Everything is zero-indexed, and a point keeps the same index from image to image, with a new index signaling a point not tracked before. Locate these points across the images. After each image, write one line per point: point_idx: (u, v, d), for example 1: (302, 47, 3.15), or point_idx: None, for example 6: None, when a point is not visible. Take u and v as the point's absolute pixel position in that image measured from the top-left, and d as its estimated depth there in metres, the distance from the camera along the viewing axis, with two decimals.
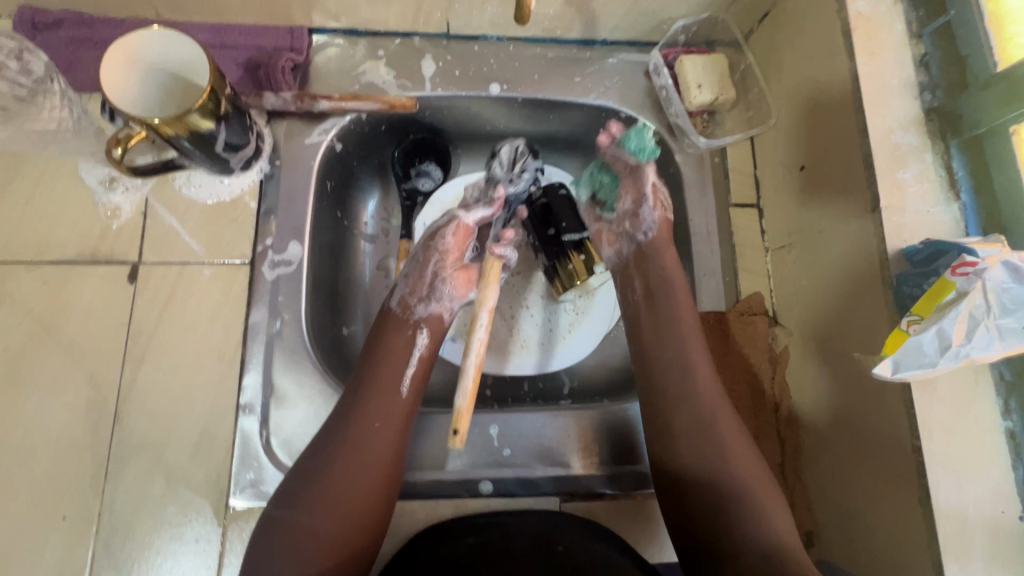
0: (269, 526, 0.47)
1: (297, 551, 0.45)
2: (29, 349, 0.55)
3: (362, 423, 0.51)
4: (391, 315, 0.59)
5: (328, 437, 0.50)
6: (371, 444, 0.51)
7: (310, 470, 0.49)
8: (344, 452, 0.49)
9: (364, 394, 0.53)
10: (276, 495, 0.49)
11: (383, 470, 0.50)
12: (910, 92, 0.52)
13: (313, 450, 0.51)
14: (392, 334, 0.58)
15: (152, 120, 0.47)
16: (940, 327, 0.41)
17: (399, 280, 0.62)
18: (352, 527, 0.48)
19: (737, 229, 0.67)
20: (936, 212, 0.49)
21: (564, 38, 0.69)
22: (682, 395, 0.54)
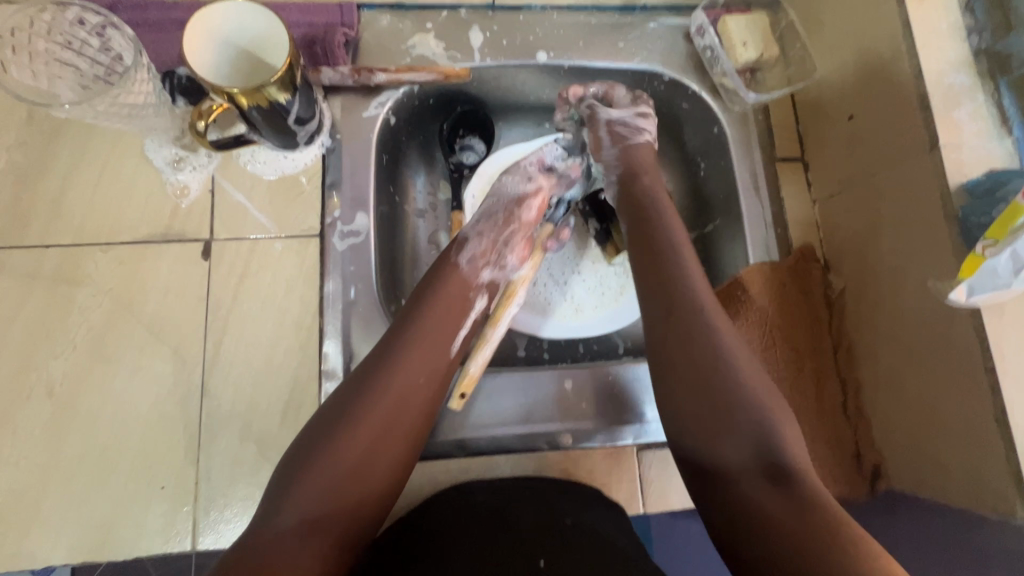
0: (294, 463, 0.45)
1: (324, 487, 0.44)
2: (112, 328, 0.56)
3: (408, 370, 0.50)
4: (460, 273, 0.58)
5: (370, 378, 0.49)
6: (411, 391, 0.50)
7: (344, 405, 0.48)
8: (383, 395, 0.48)
9: (412, 341, 0.52)
10: (305, 431, 0.48)
11: (416, 419, 0.50)
12: (959, 35, 0.54)
13: (348, 389, 0.49)
14: (451, 286, 0.57)
15: (233, 92, 0.49)
16: (1014, 249, 0.43)
17: (471, 235, 0.62)
18: (381, 469, 0.47)
19: (784, 182, 0.69)
20: (991, 147, 0.51)
21: (606, 5, 0.71)
22: (696, 314, 0.51)
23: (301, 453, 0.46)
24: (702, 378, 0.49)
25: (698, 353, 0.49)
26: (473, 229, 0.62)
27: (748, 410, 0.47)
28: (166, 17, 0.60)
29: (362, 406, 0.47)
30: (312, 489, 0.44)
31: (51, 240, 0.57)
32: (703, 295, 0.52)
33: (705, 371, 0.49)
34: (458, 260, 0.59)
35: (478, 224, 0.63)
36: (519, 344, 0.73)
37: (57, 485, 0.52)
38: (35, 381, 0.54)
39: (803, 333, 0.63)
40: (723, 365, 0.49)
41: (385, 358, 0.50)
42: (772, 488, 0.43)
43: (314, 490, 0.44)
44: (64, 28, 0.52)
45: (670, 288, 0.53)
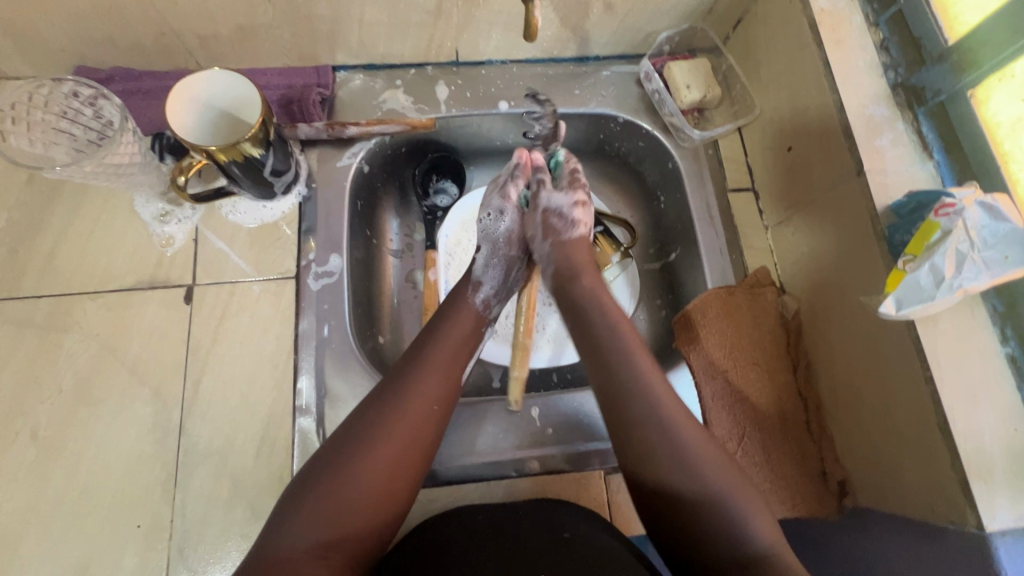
0: (301, 488, 0.46)
1: (337, 508, 0.44)
2: (97, 370, 0.59)
3: (424, 393, 0.51)
4: (472, 308, 0.61)
5: (385, 400, 0.50)
6: (427, 413, 0.50)
7: (361, 425, 0.48)
8: (398, 421, 0.49)
9: (427, 365, 0.53)
10: (318, 453, 0.48)
11: (429, 440, 0.50)
12: (875, 71, 0.59)
13: (360, 414, 0.50)
14: (462, 317, 0.59)
15: (209, 148, 0.53)
16: (932, 263, 0.47)
17: (483, 275, 0.64)
18: (394, 492, 0.47)
19: (737, 211, 0.73)
20: (914, 170, 0.55)
21: (561, 58, 0.77)
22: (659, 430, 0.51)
23: (315, 472, 0.46)
24: (649, 458, 0.50)
25: (662, 456, 0.50)
26: (485, 262, 0.65)
27: (693, 484, 0.49)
28: (159, 85, 0.66)
29: (375, 428, 0.48)
30: (324, 508, 0.44)
31: (43, 290, 0.61)
32: (638, 363, 0.55)
33: (653, 466, 0.50)
34: (473, 297, 0.62)
35: (489, 254, 0.66)
36: (494, 375, 0.74)
37: (36, 526, 0.54)
38: (21, 426, 0.56)
39: (760, 352, 0.64)
40: (676, 445, 0.50)
41: (399, 383, 0.51)
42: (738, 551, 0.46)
43: (326, 510, 0.44)
44: (60, 99, 0.58)
45: (623, 415, 0.52)
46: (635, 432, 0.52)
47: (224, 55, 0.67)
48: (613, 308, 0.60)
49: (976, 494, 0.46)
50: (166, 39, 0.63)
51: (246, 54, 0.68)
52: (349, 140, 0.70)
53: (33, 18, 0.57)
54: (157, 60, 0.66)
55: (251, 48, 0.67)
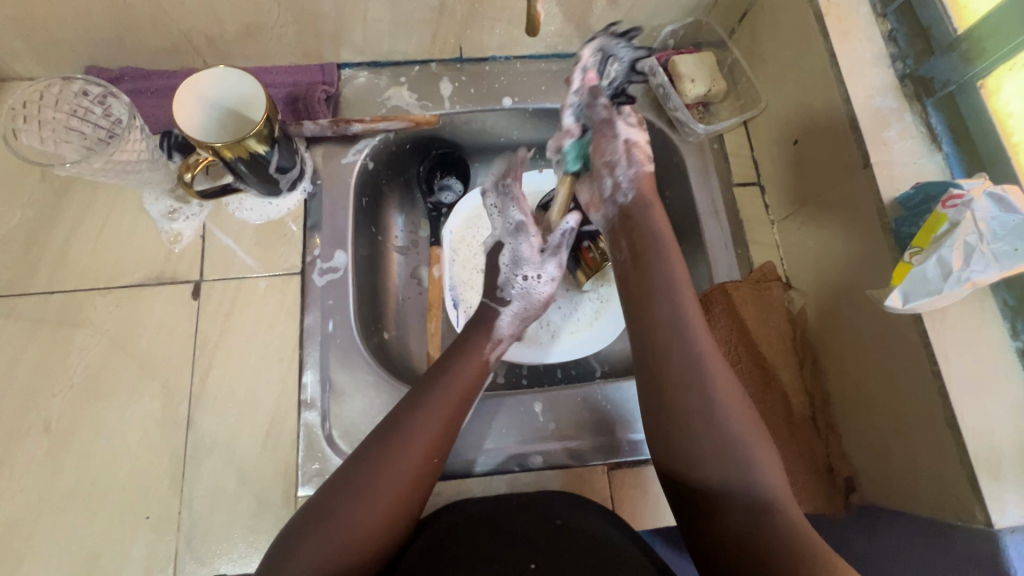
0: (297, 527, 0.46)
1: (331, 550, 0.44)
2: (107, 365, 0.60)
3: (426, 439, 0.50)
4: (478, 352, 0.58)
5: (385, 443, 0.49)
6: (426, 461, 0.50)
7: (359, 472, 0.47)
8: (399, 467, 0.48)
9: (430, 409, 0.51)
10: (316, 492, 0.48)
11: (426, 484, 0.50)
12: (883, 62, 0.58)
13: (361, 456, 0.49)
14: (468, 355, 0.57)
15: (215, 145, 0.54)
16: (939, 255, 0.46)
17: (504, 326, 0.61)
18: (388, 533, 0.47)
19: (742, 206, 0.72)
20: (922, 162, 0.54)
21: (565, 53, 0.77)
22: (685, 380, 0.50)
23: (313, 512, 0.46)
24: (692, 420, 0.49)
25: (692, 415, 0.49)
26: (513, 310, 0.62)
27: (717, 455, 0.48)
28: (167, 84, 0.67)
29: (374, 472, 0.47)
30: (321, 550, 0.44)
31: (56, 286, 0.62)
32: (689, 323, 0.53)
33: (688, 433, 0.49)
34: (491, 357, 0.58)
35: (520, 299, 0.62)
36: (498, 371, 0.75)
37: (48, 516, 0.55)
38: (34, 419, 0.58)
39: (768, 347, 0.63)
40: (712, 415, 0.49)
41: (400, 426, 0.50)
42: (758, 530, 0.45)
43: (319, 549, 0.44)
44: (70, 98, 0.60)
45: (655, 363, 0.52)
46: (675, 392, 0.50)
47: (231, 54, 0.68)
48: (680, 269, 0.56)
49: (985, 490, 0.45)
50: (174, 38, 0.64)
51: (252, 53, 0.68)
52: (353, 137, 0.71)
53: (45, 20, 0.58)
54: (165, 59, 0.67)
55: (257, 47, 0.67)
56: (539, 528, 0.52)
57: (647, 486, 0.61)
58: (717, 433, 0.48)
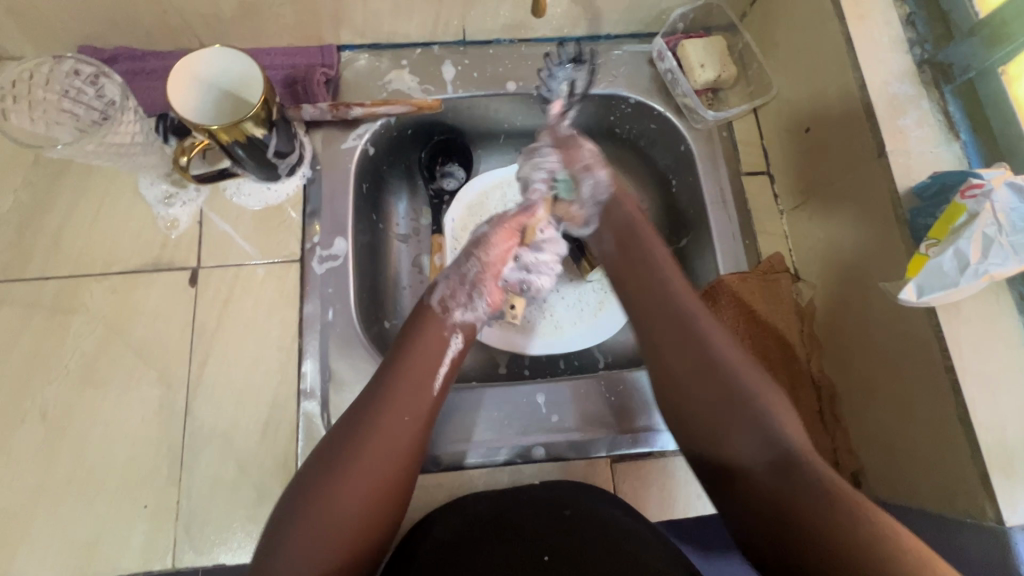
0: (281, 520, 0.45)
1: (320, 535, 0.43)
2: (103, 352, 0.59)
3: (392, 413, 0.49)
4: (432, 317, 0.56)
5: (354, 426, 0.48)
6: (396, 435, 0.48)
7: (331, 449, 0.47)
8: (369, 440, 0.47)
9: (394, 386, 0.50)
10: (294, 483, 0.47)
11: (406, 462, 0.48)
12: (901, 47, 0.56)
13: (332, 440, 0.48)
14: (434, 330, 0.55)
15: (211, 128, 0.52)
16: (956, 248, 0.45)
17: (439, 279, 0.59)
18: (372, 513, 0.46)
19: (751, 195, 0.71)
20: (939, 151, 0.52)
21: (571, 36, 0.75)
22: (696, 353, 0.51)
23: (295, 502, 0.45)
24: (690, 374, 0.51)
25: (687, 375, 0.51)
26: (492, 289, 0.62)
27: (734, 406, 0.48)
28: (162, 65, 0.66)
29: (349, 457, 0.46)
30: (312, 533, 0.43)
31: (51, 272, 0.61)
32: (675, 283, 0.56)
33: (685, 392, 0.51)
34: (430, 301, 0.58)
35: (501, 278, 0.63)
36: (500, 361, 0.74)
37: (45, 505, 0.55)
38: (30, 406, 0.57)
39: (772, 339, 0.63)
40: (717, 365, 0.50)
41: (368, 407, 0.49)
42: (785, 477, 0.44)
43: (306, 539, 0.43)
44: (61, 78, 0.57)
45: (662, 340, 0.53)
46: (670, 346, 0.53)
47: (227, 34, 0.66)
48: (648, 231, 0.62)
49: (998, 488, 0.44)
50: (168, 17, 0.62)
51: (249, 33, 0.67)
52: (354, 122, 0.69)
53: None
54: (160, 39, 0.65)
55: (254, 26, 0.65)
56: (547, 523, 0.52)
57: (646, 477, 0.60)
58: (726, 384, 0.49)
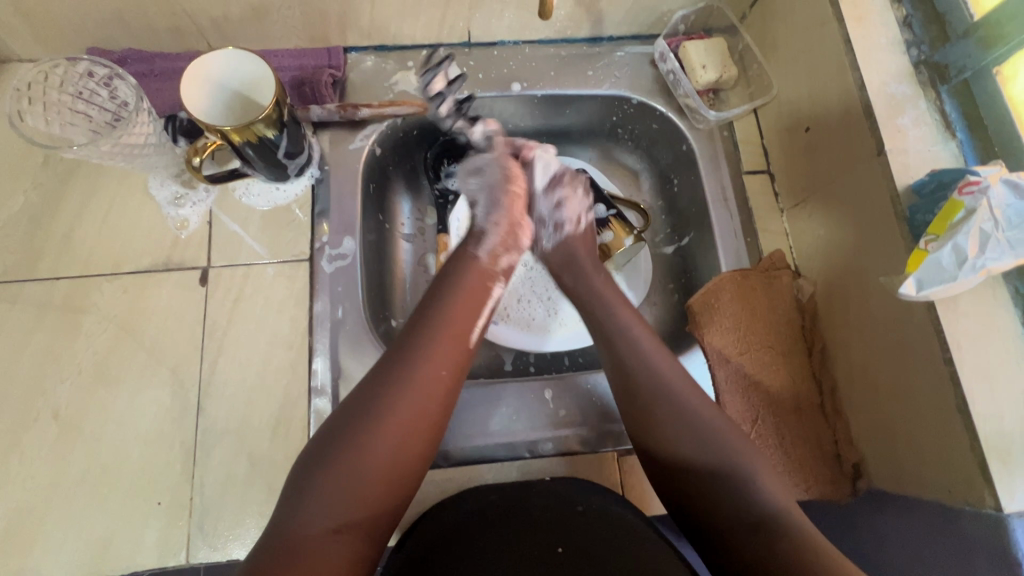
0: (310, 468, 0.44)
1: (348, 492, 0.44)
2: (116, 351, 0.60)
3: (433, 362, 0.50)
4: (478, 266, 0.59)
5: (389, 374, 0.48)
6: (435, 388, 0.49)
7: (371, 394, 0.47)
8: (409, 390, 0.48)
9: (434, 348, 0.51)
10: (326, 427, 0.47)
11: (439, 413, 0.49)
12: (898, 49, 0.57)
13: (366, 388, 0.48)
14: (473, 278, 0.58)
15: (224, 128, 0.53)
16: (955, 243, 0.46)
17: (487, 227, 0.63)
18: (400, 474, 0.47)
19: (752, 194, 0.72)
20: (936, 149, 0.53)
21: (574, 38, 0.76)
22: (659, 386, 0.54)
23: (328, 443, 0.45)
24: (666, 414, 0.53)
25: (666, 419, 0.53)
26: (486, 216, 0.64)
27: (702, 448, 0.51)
28: (171, 67, 0.66)
29: (387, 411, 0.47)
30: (345, 478, 0.44)
31: (62, 271, 0.61)
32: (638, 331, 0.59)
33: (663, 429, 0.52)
34: (477, 252, 0.61)
35: (486, 207, 0.65)
36: (506, 358, 0.75)
37: (59, 502, 0.55)
38: (43, 405, 0.57)
39: (774, 334, 0.65)
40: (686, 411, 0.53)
41: (405, 358, 0.50)
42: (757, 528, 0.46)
43: (336, 495, 0.43)
44: (75, 80, 0.58)
45: (621, 363, 0.57)
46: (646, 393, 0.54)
47: (236, 37, 0.67)
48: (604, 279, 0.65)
49: (996, 477, 0.45)
50: (177, 19, 0.62)
51: (257, 35, 0.67)
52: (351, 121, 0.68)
53: None
54: (169, 41, 0.66)
55: (263, 28, 0.66)
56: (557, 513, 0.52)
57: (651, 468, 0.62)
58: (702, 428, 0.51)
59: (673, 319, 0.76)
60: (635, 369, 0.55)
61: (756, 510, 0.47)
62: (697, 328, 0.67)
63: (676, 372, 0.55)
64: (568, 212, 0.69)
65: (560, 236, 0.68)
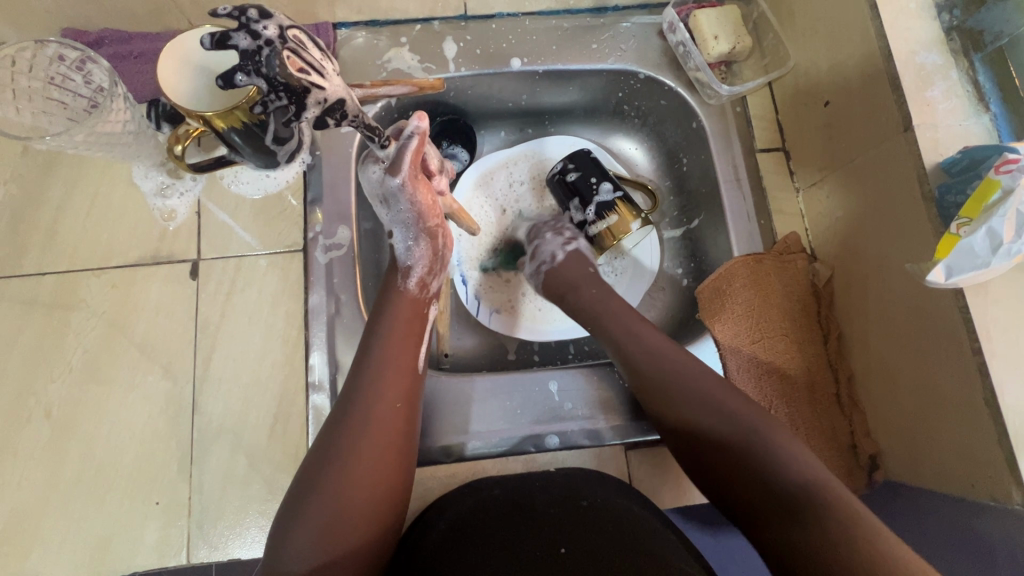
0: (291, 514, 0.45)
1: (323, 530, 0.44)
2: (106, 349, 0.58)
3: (384, 396, 0.49)
4: (408, 296, 0.57)
5: (346, 416, 0.48)
6: (391, 419, 0.49)
7: (328, 440, 0.47)
8: (366, 428, 0.48)
9: (380, 384, 0.50)
10: (298, 477, 0.47)
11: (399, 443, 0.49)
12: (929, 13, 0.52)
13: (324, 437, 0.48)
14: (408, 307, 0.56)
15: (206, 114, 0.49)
16: (989, 227, 0.44)
17: (404, 255, 0.59)
18: (380, 505, 0.46)
19: (766, 173, 0.68)
20: (968, 124, 0.50)
21: (577, 9, 0.71)
22: (682, 385, 0.54)
23: (303, 486, 0.46)
24: (666, 400, 0.54)
25: (691, 406, 0.53)
26: (406, 246, 0.59)
27: (724, 425, 0.51)
28: (150, 47, 0.63)
29: (350, 450, 0.46)
30: (322, 524, 0.44)
31: (46, 267, 0.59)
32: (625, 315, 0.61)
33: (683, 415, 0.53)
34: (404, 285, 0.58)
35: (405, 235, 0.58)
36: (509, 348, 0.73)
37: (56, 504, 0.54)
38: (35, 406, 0.56)
39: (789, 322, 0.62)
40: (697, 393, 0.53)
41: (358, 393, 0.49)
42: (799, 519, 0.45)
43: (317, 531, 0.44)
44: (47, 65, 0.55)
45: (630, 359, 0.57)
46: (658, 386, 0.55)
47: (217, 13, 0.63)
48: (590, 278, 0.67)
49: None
50: None
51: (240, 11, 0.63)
52: (270, 87, 0.44)
53: None
54: (147, 20, 0.62)
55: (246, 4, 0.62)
56: (562, 508, 0.51)
57: (662, 461, 0.61)
58: (720, 411, 0.52)
59: (682, 304, 0.74)
60: (640, 360, 0.57)
61: (791, 493, 0.46)
62: (706, 316, 0.65)
63: (693, 366, 0.55)
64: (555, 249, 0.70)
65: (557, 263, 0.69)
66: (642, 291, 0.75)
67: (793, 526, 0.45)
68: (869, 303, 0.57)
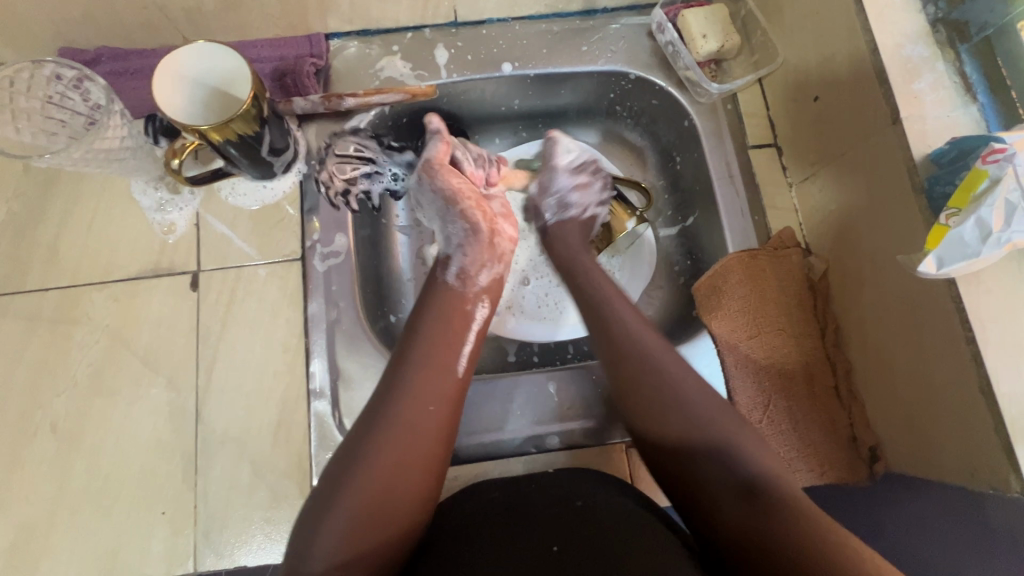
0: (313, 515, 0.44)
1: (343, 532, 0.43)
2: (110, 361, 0.59)
3: (415, 399, 0.49)
4: (448, 293, 0.58)
5: (378, 417, 0.48)
6: (424, 425, 0.48)
7: (358, 439, 0.47)
8: (395, 426, 0.47)
9: (410, 389, 0.49)
10: (322, 481, 0.46)
11: (434, 446, 0.48)
12: (915, 6, 0.52)
13: (353, 437, 0.47)
14: (449, 305, 0.57)
15: (200, 128, 0.50)
16: (978, 216, 0.44)
17: (454, 251, 0.61)
18: (402, 512, 0.45)
19: (759, 169, 0.69)
20: (956, 115, 0.50)
21: (566, 12, 0.72)
22: (646, 363, 0.54)
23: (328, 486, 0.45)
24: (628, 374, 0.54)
25: (649, 393, 0.52)
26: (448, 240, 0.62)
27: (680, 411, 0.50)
28: (147, 64, 0.64)
29: (373, 449, 0.46)
30: (344, 525, 0.43)
31: (50, 282, 0.60)
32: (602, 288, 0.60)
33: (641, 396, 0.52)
34: (445, 277, 0.59)
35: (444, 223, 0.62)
36: (509, 349, 0.74)
37: (64, 516, 0.55)
38: (40, 419, 0.57)
39: (787, 317, 0.62)
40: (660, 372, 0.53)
41: (389, 396, 0.49)
42: (749, 513, 0.45)
43: (340, 536, 0.42)
44: (45, 85, 0.57)
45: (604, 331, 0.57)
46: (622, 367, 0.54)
47: (212, 29, 0.64)
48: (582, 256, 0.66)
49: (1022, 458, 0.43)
50: (148, 13, 0.60)
51: (234, 26, 0.64)
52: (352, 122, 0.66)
53: None
54: (144, 37, 0.63)
55: (240, 18, 0.63)
56: (557, 508, 0.50)
57: None
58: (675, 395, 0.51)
59: (681, 301, 0.74)
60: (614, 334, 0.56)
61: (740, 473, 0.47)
62: (705, 312, 0.65)
63: (656, 341, 0.55)
64: (576, 200, 0.70)
65: (560, 222, 0.70)
66: (640, 290, 0.76)
67: (744, 512, 0.45)
68: (869, 297, 0.57)
